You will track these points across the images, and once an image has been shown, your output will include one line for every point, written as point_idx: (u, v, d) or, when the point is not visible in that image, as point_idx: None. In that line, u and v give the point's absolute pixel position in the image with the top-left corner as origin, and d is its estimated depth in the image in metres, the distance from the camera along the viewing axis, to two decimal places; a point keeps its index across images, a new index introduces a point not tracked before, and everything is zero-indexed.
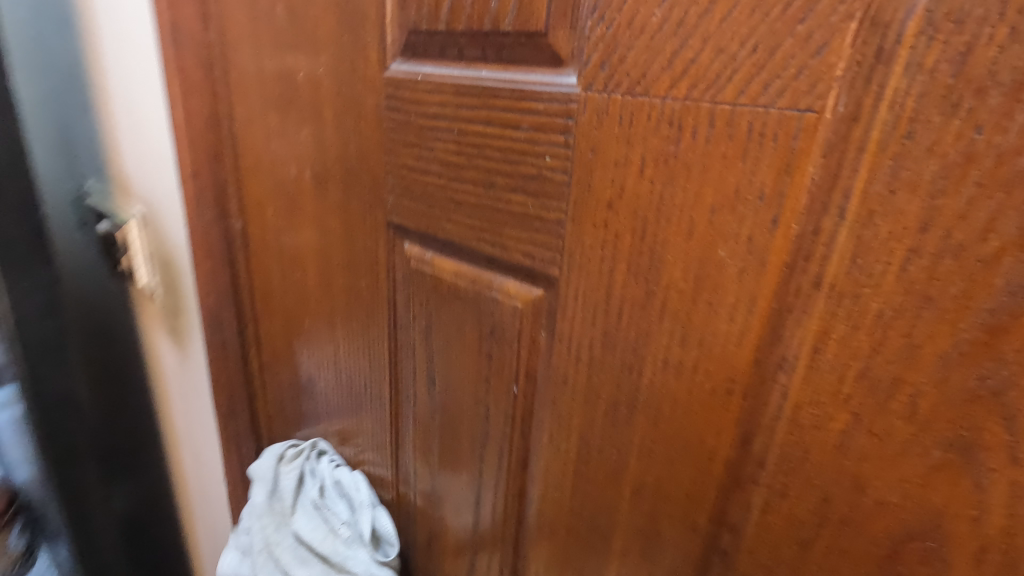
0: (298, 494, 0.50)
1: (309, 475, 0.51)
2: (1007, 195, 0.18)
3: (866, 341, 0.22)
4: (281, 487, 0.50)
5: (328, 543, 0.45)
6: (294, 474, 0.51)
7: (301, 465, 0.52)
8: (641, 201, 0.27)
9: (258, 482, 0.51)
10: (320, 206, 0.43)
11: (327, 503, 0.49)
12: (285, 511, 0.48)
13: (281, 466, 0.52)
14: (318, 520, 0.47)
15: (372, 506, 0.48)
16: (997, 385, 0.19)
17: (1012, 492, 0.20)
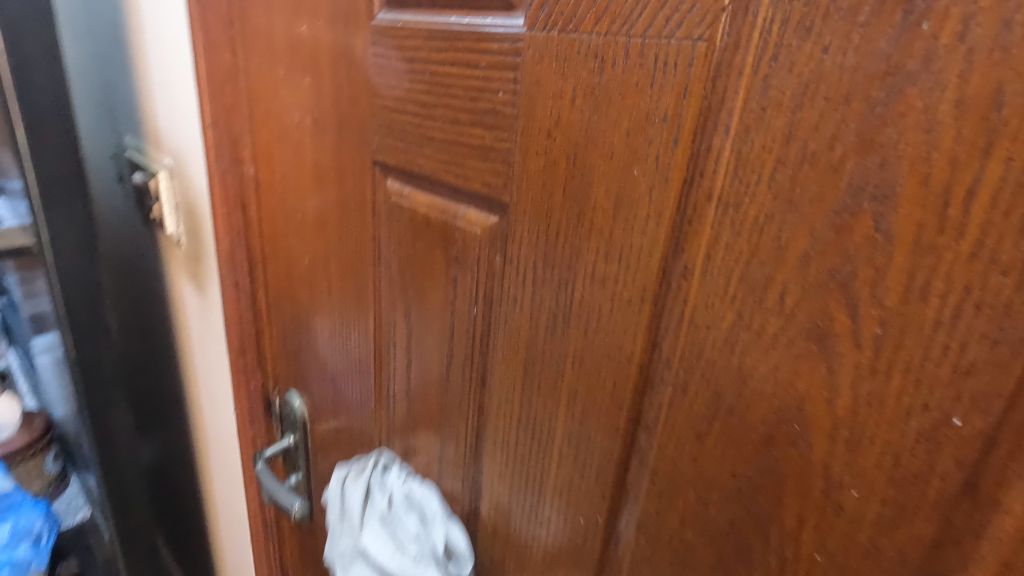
0: (366, 507, 0.48)
1: (376, 486, 0.49)
2: (848, 107, 0.20)
3: (746, 247, 0.24)
4: (350, 500, 0.49)
5: (395, 559, 0.43)
6: (361, 490, 0.49)
7: (367, 476, 0.50)
8: (572, 129, 0.29)
9: (333, 499, 0.51)
10: (318, 150, 0.48)
11: (395, 516, 0.46)
12: (355, 527, 0.47)
13: (348, 480, 0.51)
14: (387, 534, 0.45)
15: (444, 519, 0.46)
16: (843, 280, 0.22)
17: (856, 373, 0.22)
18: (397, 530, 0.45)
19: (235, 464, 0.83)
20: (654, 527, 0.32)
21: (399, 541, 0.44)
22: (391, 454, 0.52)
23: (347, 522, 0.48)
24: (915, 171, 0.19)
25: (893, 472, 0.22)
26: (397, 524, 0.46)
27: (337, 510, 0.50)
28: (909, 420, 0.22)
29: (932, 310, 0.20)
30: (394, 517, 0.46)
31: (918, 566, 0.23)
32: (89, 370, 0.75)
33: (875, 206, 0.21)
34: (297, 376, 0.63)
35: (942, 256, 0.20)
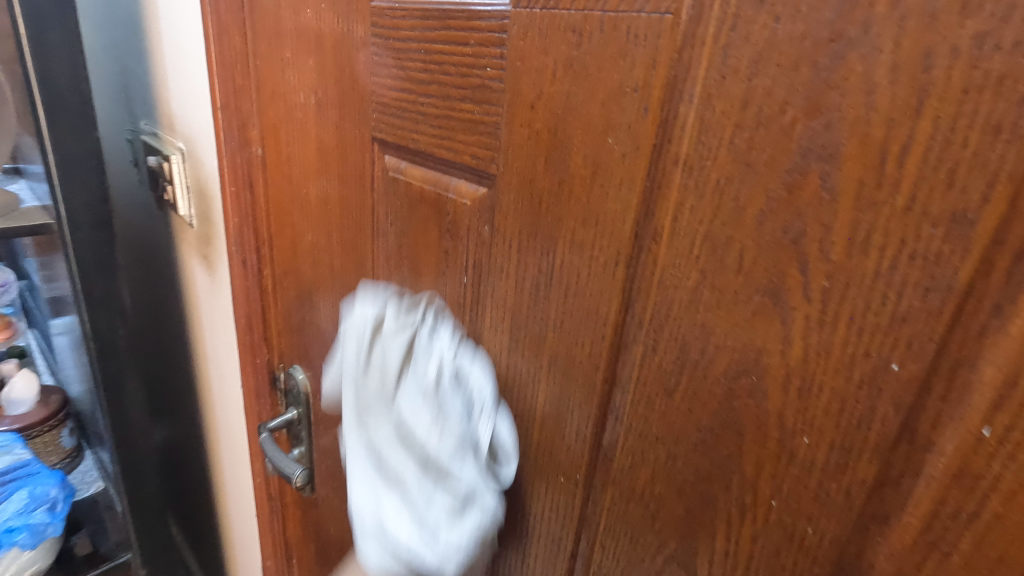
0: (405, 366, 0.41)
1: (421, 346, 0.41)
2: (797, 73, 0.22)
3: (708, 208, 0.26)
4: (384, 349, 0.42)
5: (432, 444, 0.39)
6: (401, 344, 0.41)
7: (411, 329, 0.42)
8: (553, 101, 0.31)
9: (361, 340, 0.43)
10: (322, 128, 0.50)
11: (439, 391, 0.40)
12: (390, 389, 0.41)
13: (386, 328, 0.42)
14: (428, 408, 0.39)
15: (493, 410, 0.40)
16: (794, 236, 0.24)
17: (807, 324, 0.24)
18: (442, 412, 0.39)
19: (243, 439, 0.86)
20: (628, 481, 0.33)
21: (440, 421, 0.39)
22: (439, 304, 0.43)
23: (376, 372, 0.42)
24: (856, 132, 0.21)
25: (839, 418, 0.24)
26: (443, 400, 0.40)
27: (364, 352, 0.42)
28: (853, 367, 0.23)
29: (872, 262, 0.22)
30: (439, 390, 0.40)
31: (862, 506, 0.24)
32: (104, 347, 0.78)
33: (821, 166, 0.22)
34: (301, 351, 0.66)
35: (880, 210, 0.21)
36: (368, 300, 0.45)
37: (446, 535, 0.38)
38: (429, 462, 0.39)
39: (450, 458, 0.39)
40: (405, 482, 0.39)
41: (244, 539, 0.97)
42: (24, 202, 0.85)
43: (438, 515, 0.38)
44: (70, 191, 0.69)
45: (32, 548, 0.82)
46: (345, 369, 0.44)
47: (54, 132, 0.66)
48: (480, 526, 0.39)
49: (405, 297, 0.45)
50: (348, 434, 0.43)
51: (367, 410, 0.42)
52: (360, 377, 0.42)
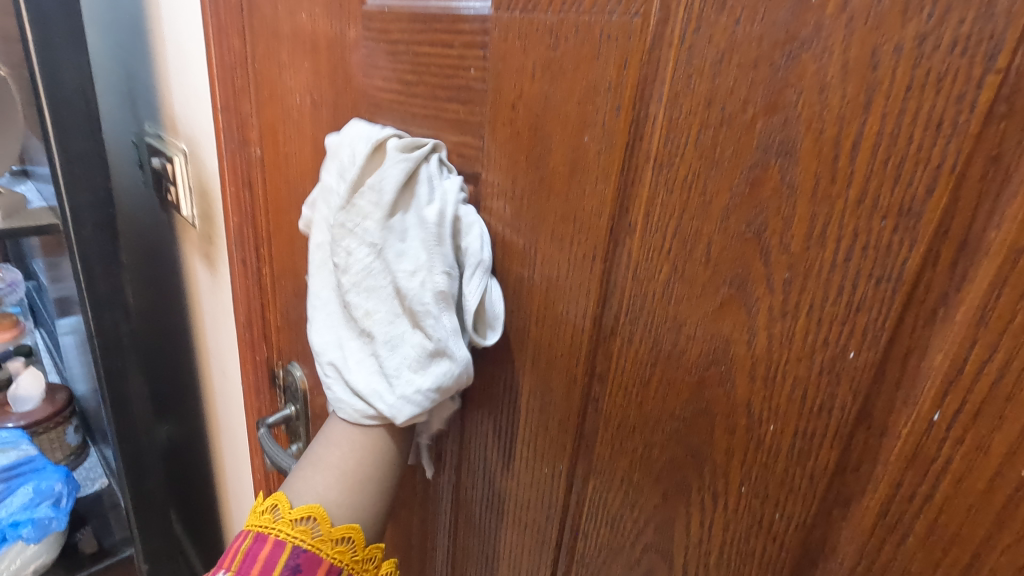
0: (396, 196, 0.36)
1: (418, 184, 0.36)
2: (756, 73, 0.23)
3: (678, 203, 0.27)
4: (375, 175, 0.36)
5: (410, 285, 0.35)
6: (397, 172, 0.35)
7: (409, 158, 0.36)
8: (533, 100, 0.32)
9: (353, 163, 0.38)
10: (316, 128, 0.51)
11: (437, 233, 0.35)
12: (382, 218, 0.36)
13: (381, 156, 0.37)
14: (415, 248, 0.35)
15: (483, 270, 0.36)
16: (757, 229, 0.25)
17: (770, 315, 0.25)
18: (434, 258, 0.35)
19: (243, 435, 0.87)
20: (608, 470, 0.34)
21: (423, 263, 0.35)
22: (444, 150, 0.38)
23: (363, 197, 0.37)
24: (811, 128, 0.22)
25: (802, 405, 0.25)
26: (432, 242, 0.35)
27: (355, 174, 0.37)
28: (814, 355, 0.24)
29: (829, 253, 0.23)
30: (431, 228, 0.35)
31: (825, 490, 0.25)
32: (108, 343, 0.79)
33: (781, 161, 0.23)
34: (299, 347, 0.67)
35: (834, 204, 0.22)
36: (366, 129, 0.39)
37: (407, 383, 0.36)
38: (408, 303, 0.36)
39: (429, 301, 0.35)
40: (375, 322, 0.37)
41: (244, 534, 0.99)
42: (31, 203, 0.87)
43: (405, 358, 0.36)
44: (74, 191, 0.71)
45: (37, 541, 0.84)
46: (329, 191, 0.39)
47: (60, 133, 0.68)
48: (446, 383, 0.36)
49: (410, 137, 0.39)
50: (320, 259, 0.39)
51: (343, 231, 0.37)
52: (343, 203, 0.37)
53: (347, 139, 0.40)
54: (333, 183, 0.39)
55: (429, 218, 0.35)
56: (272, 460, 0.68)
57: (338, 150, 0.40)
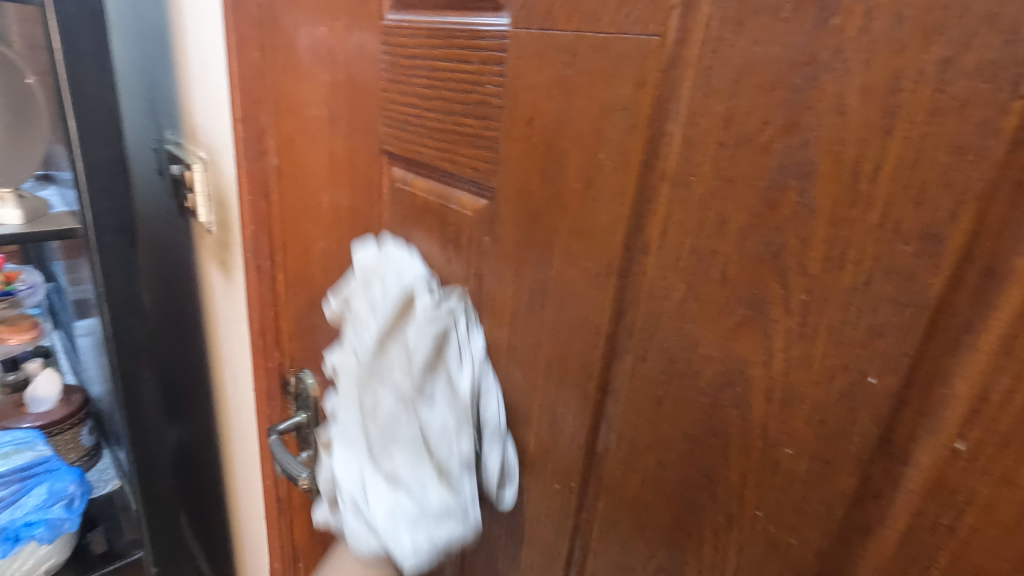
0: (429, 363, 0.39)
1: (450, 353, 0.40)
2: (774, 94, 0.23)
3: (693, 222, 0.27)
4: (411, 341, 0.39)
5: (440, 444, 0.40)
6: (431, 345, 0.39)
7: (444, 327, 0.39)
8: (549, 117, 0.32)
9: (384, 314, 0.40)
10: (333, 138, 0.52)
11: (463, 404, 0.40)
12: (415, 381, 0.39)
13: (415, 319, 0.40)
14: (445, 415, 0.40)
15: (501, 436, 0.41)
16: (775, 250, 0.24)
17: (787, 337, 0.25)
18: (460, 426, 0.40)
19: (254, 441, 0.88)
20: (619, 489, 0.34)
21: (451, 431, 0.40)
22: (472, 307, 0.41)
23: (396, 351, 0.40)
24: (831, 150, 0.22)
25: (820, 430, 0.24)
26: (461, 415, 0.40)
27: (387, 326, 0.40)
28: (832, 380, 0.24)
29: (849, 277, 0.22)
30: (461, 400, 0.40)
31: (843, 518, 0.25)
32: (123, 347, 0.80)
33: (799, 183, 0.23)
34: (312, 355, 0.67)
35: (855, 227, 0.22)
36: (399, 268, 0.42)
37: (427, 530, 0.39)
38: (433, 459, 0.40)
39: (454, 465, 0.40)
40: (398, 470, 0.40)
41: (253, 540, 0.99)
42: (53, 207, 0.89)
43: (426, 508, 0.39)
44: (95, 197, 0.72)
45: (49, 542, 0.85)
46: (356, 329, 0.41)
47: (83, 141, 0.69)
48: (460, 530, 0.41)
49: (438, 285, 0.42)
50: (343, 393, 0.42)
51: (372, 381, 0.40)
52: (375, 351, 0.40)
53: (379, 273, 0.42)
54: (364, 319, 0.40)
55: (460, 390, 0.40)
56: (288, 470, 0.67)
57: (369, 282, 0.43)
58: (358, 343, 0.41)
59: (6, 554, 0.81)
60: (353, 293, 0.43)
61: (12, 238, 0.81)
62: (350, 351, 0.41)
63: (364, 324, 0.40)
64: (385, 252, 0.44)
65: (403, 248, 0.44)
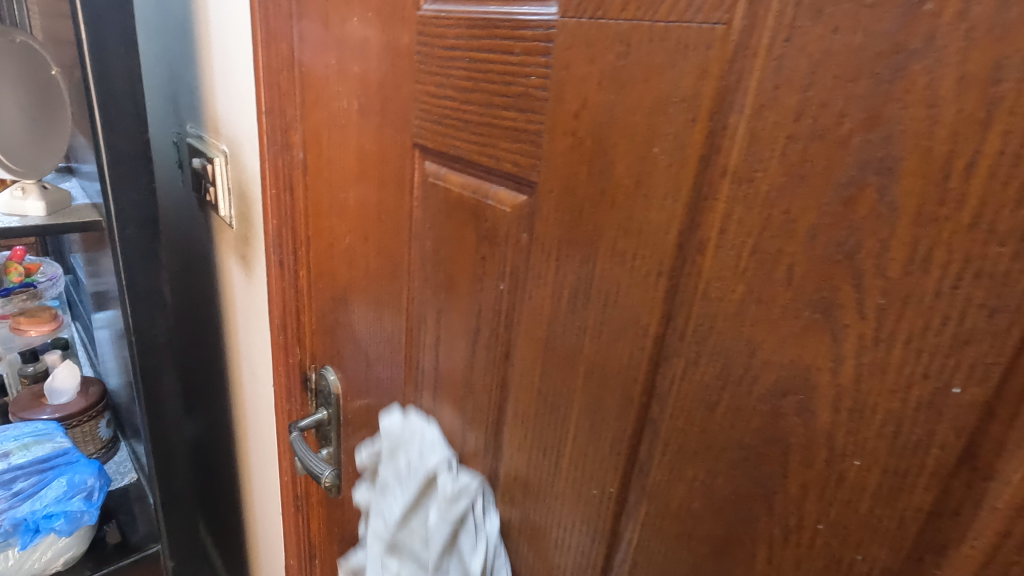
0: (447, 544, 0.44)
1: (465, 534, 0.45)
2: (854, 85, 0.22)
3: (757, 220, 0.25)
4: (431, 521, 0.45)
5: None
6: (447, 529, 0.44)
7: (460, 513, 0.45)
8: (598, 110, 0.31)
9: (410, 492, 0.46)
10: (362, 132, 0.51)
11: None
12: (434, 555, 0.44)
13: (435, 502, 0.45)
14: None
15: None
16: (849, 251, 0.23)
17: (860, 343, 0.23)
18: None
19: (272, 438, 0.87)
20: (663, 497, 0.33)
21: None
22: (490, 494, 0.47)
23: (418, 524, 0.46)
24: (918, 144, 0.20)
25: (893, 441, 0.23)
26: None
27: (411, 506, 0.46)
28: (909, 389, 0.22)
29: (933, 280, 0.21)
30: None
31: (917, 535, 0.23)
32: (145, 341, 0.80)
33: (879, 180, 0.22)
34: (333, 352, 0.67)
35: (943, 226, 0.20)
36: (427, 448, 0.48)
37: None
38: None
39: None
40: None
41: (268, 536, 0.99)
42: (76, 200, 0.89)
43: None
44: (119, 191, 0.72)
45: (69, 534, 0.85)
46: (387, 499, 0.48)
47: (108, 134, 0.69)
48: None
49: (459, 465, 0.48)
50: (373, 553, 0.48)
51: (397, 550, 0.46)
52: (401, 526, 0.46)
53: (409, 449, 0.49)
54: (393, 490, 0.47)
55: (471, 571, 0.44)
56: (309, 467, 0.67)
57: (401, 455, 0.49)
58: (388, 512, 0.47)
59: (26, 546, 0.81)
60: (386, 462, 0.50)
61: (35, 230, 0.81)
62: (380, 516, 0.48)
63: (394, 498, 0.47)
64: (413, 427, 0.51)
65: (425, 422, 0.51)
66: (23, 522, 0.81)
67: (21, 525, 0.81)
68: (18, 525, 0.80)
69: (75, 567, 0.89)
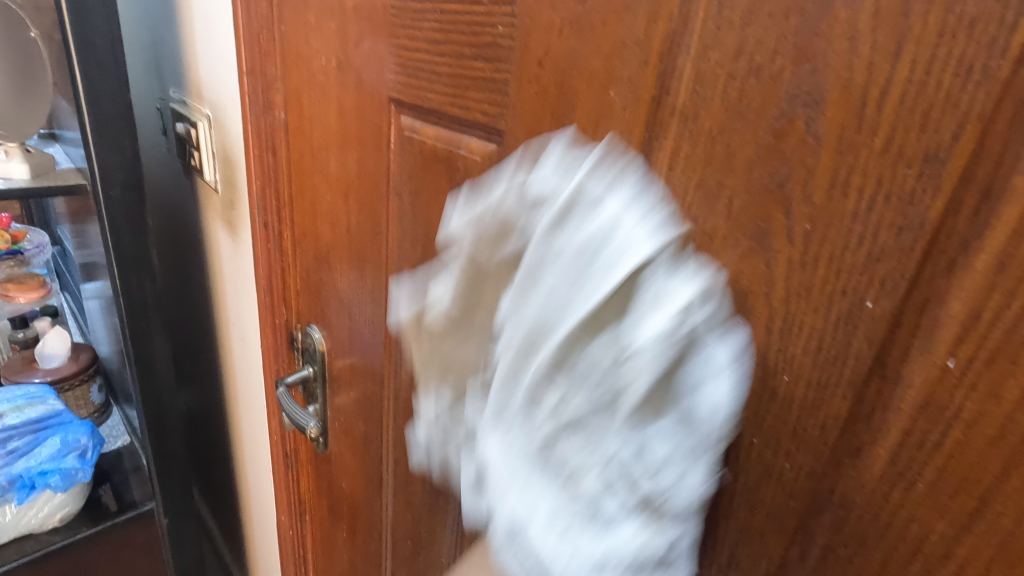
0: (661, 378, 0.25)
1: (696, 365, 0.25)
2: (786, 23, 0.23)
3: (700, 156, 0.27)
4: (639, 362, 0.24)
5: (649, 484, 0.25)
6: (673, 356, 0.24)
7: (694, 330, 0.25)
8: (560, 56, 0.32)
9: (598, 279, 0.25)
10: (341, 88, 0.52)
11: (703, 438, 0.25)
12: (627, 395, 0.25)
13: (647, 313, 0.25)
14: (665, 449, 0.25)
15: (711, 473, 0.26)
16: (780, 181, 0.25)
17: (789, 267, 0.25)
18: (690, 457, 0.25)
19: (261, 399, 0.90)
20: None
21: (671, 469, 0.25)
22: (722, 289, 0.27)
23: (604, 336, 0.26)
24: (840, 77, 0.22)
25: (818, 355, 0.25)
26: (693, 449, 0.25)
27: (602, 326, 0.26)
28: (831, 306, 0.25)
29: (851, 204, 0.23)
30: (698, 427, 0.25)
31: (836, 439, 0.26)
32: (134, 303, 0.81)
33: (806, 112, 0.23)
34: (317, 311, 0.68)
35: (860, 152, 0.22)
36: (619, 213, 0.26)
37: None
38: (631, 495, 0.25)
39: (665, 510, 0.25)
40: (571, 491, 0.26)
41: (261, 495, 1.02)
42: (60, 164, 0.90)
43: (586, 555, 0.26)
44: (102, 151, 0.72)
45: (64, 490, 0.87)
46: (543, 306, 0.27)
47: (90, 95, 0.69)
48: None
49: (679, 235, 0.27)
50: (502, 380, 0.29)
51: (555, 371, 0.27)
52: (571, 355, 0.26)
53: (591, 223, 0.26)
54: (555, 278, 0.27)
55: (699, 410, 0.25)
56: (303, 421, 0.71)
57: (575, 232, 0.27)
58: (547, 319, 0.27)
59: (24, 501, 0.84)
60: (537, 237, 0.28)
61: (18, 193, 0.82)
62: (529, 325, 0.28)
63: (559, 309, 0.27)
64: (589, 183, 0.28)
65: (607, 172, 0.28)
66: (19, 479, 0.83)
67: (17, 482, 0.83)
68: (15, 481, 0.83)
69: (71, 523, 0.92)
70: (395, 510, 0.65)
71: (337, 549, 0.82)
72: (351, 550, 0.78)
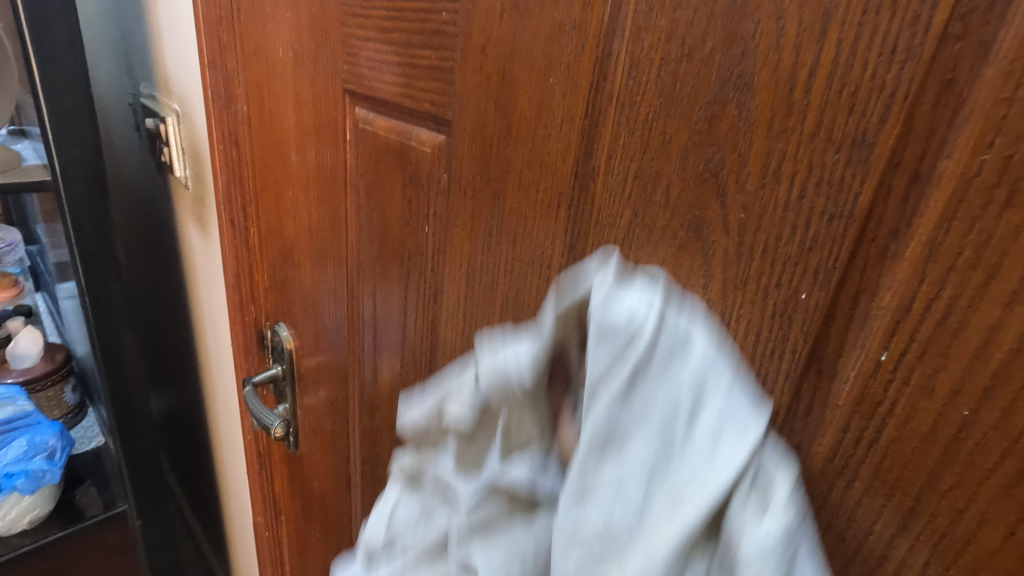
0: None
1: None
2: (715, 3, 0.22)
3: (637, 142, 0.26)
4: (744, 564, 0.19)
5: None
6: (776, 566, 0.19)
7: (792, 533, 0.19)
8: (502, 42, 0.31)
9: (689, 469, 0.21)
10: (298, 79, 0.51)
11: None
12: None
13: (751, 510, 0.20)
14: None
15: None
16: (715, 168, 0.24)
17: (726, 258, 0.24)
18: None
19: (234, 398, 0.88)
20: None
21: None
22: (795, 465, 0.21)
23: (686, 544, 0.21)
24: (768, 59, 0.21)
25: (756, 348, 0.25)
26: None
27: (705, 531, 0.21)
28: (766, 298, 0.24)
29: (783, 191, 0.22)
30: None
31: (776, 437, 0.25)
32: (99, 301, 0.79)
33: (738, 95, 0.23)
34: (285, 308, 0.67)
35: (789, 137, 0.21)
36: (709, 373, 0.21)
37: None
38: None
39: None
40: None
41: (238, 496, 1.01)
42: (26, 160, 0.88)
43: None
44: (63, 146, 0.70)
45: (31, 492, 0.85)
46: (622, 497, 0.22)
47: (49, 88, 0.68)
48: None
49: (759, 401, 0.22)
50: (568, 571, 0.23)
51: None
52: (674, 559, 0.21)
53: (673, 389, 0.21)
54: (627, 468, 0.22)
55: None
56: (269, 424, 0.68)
57: (655, 401, 0.22)
58: (626, 511, 0.22)
59: None
60: (606, 403, 0.22)
61: None
62: (605, 521, 0.22)
63: (642, 502, 0.22)
64: (664, 319, 0.22)
65: (673, 308, 0.23)
66: None
67: None
68: None
69: (42, 526, 0.90)
70: (363, 510, 0.64)
71: (311, 550, 0.81)
72: (324, 551, 0.77)
